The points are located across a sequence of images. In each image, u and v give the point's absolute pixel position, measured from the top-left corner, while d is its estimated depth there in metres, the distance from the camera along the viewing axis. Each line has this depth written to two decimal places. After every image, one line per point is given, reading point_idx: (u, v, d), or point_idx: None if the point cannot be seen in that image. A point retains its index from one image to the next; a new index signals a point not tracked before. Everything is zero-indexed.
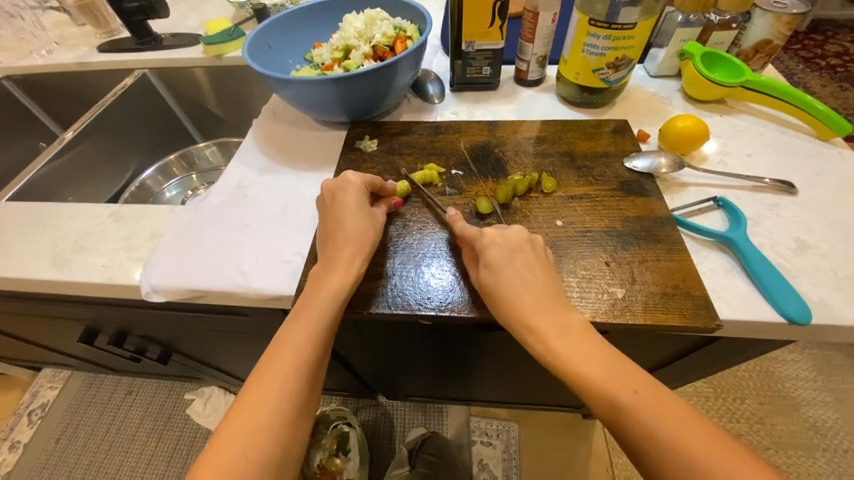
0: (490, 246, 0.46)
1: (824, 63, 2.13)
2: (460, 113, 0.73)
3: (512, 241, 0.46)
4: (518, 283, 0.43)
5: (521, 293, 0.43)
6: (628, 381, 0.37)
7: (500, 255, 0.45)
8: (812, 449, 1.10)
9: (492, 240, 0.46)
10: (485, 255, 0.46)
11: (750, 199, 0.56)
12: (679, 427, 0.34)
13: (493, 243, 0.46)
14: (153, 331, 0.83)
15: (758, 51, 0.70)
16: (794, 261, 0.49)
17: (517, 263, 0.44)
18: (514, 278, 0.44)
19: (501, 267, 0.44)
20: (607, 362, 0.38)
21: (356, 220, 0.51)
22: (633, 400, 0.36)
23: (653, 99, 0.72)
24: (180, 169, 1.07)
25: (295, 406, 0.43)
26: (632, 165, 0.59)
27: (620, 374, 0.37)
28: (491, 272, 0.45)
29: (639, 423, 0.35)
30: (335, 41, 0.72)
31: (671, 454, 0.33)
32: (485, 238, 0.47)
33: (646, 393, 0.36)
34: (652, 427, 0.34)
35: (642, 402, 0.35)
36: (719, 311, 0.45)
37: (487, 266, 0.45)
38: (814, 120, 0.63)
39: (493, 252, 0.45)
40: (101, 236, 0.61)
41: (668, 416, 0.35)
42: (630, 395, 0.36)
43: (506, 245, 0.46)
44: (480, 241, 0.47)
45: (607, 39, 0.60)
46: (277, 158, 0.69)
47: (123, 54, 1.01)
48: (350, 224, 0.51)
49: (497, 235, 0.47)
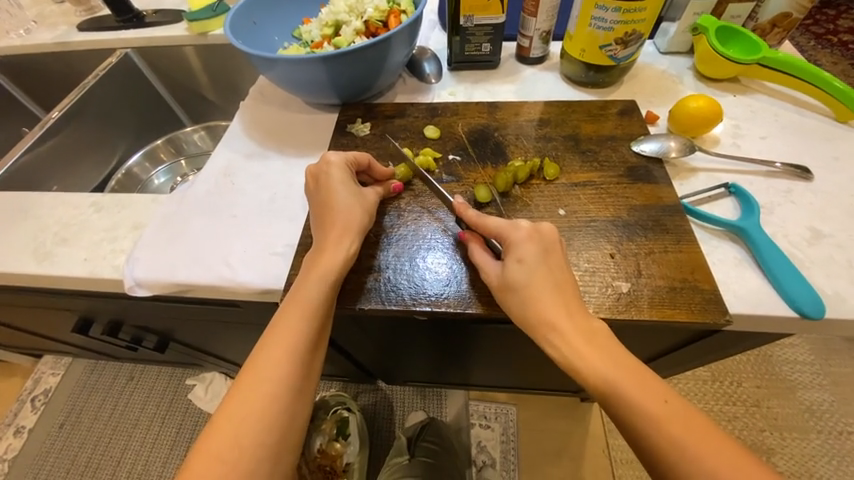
0: (524, 241, 0.43)
1: (837, 39, 2.05)
2: (458, 94, 0.69)
3: (546, 239, 0.43)
4: (549, 283, 0.41)
5: (549, 293, 0.40)
6: (653, 390, 0.36)
7: (534, 252, 0.42)
8: (807, 431, 1.11)
9: (530, 234, 0.43)
10: (518, 251, 0.42)
11: (764, 185, 0.53)
12: (702, 439, 0.33)
13: (530, 238, 0.43)
14: (147, 322, 0.81)
15: (776, 25, 0.65)
16: (809, 252, 0.46)
17: (551, 264, 0.41)
18: (545, 277, 0.41)
19: (533, 264, 0.41)
20: (631, 369, 0.37)
21: (344, 200, 0.49)
22: (662, 409, 0.35)
23: (663, 78, 0.67)
24: (168, 153, 1.04)
25: (290, 392, 0.42)
26: (640, 149, 0.56)
27: (647, 384, 0.36)
28: (523, 268, 0.41)
29: (666, 434, 0.34)
30: (324, 16, 0.67)
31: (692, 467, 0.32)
32: (522, 230, 0.43)
33: (672, 403, 0.35)
34: (674, 438, 0.33)
35: (671, 412, 0.34)
36: (727, 304, 0.43)
37: (518, 261, 0.42)
38: (833, 100, 0.59)
39: (529, 247, 0.42)
40: (83, 227, 0.59)
41: (693, 428, 0.34)
42: (657, 404, 0.35)
43: (540, 242, 0.42)
44: (514, 233, 0.43)
45: (616, 12, 0.55)
46: (264, 143, 0.66)
47: (103, 32, 0.96)
48: (338, 205, 0.48)
49: (534, 230, 0.43)
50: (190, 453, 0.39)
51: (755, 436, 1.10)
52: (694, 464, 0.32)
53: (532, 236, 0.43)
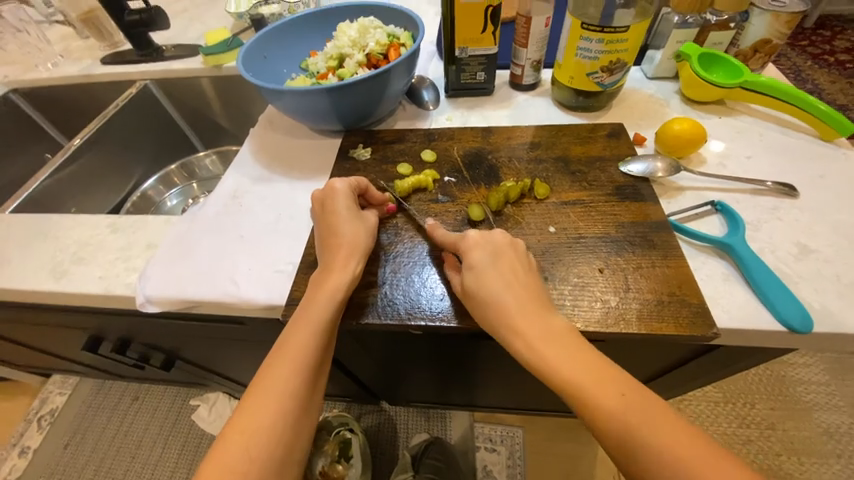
0: (473, 246, 0.46)
1: (833, 59, 2.10)
2: (454, 119, 0.73)
3: (496, 243, 0.46)
4: (499, 282, 0.43)
5: (502, 292, 0.42)
6: (613, 385, 0.36)
7: (483, 257, 0.44)
8: (826, 455, 1.07)
9: (478, 242, 0.46)
10: (469, 257, 0.45)
11: (750, 202, 0.54)
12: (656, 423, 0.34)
13: (477, 245, 0.46)
14: (156, 339, 0.83)
15: (758, 51, 0.68)
16: (795, 267, 0.48)
17: (500, 266, 0.44)
18: (494, 276, 0.43)
19: (482, 268, 0.44)
20: (589, 365, 0.38)
21: (348, 226, 0.51)
22: (619, 402, 0.35)
23: (650, 102, 0.71)
24: (181, 178, 1.09)
25: (298, 406, 0.43)
26: (628, 170, 0.57)
27: (606, 378, 0.37)
28: (473, 274, 0.44)
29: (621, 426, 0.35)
30: (329, 50, 0.72)
31: (649, 451, 0.33)
32: (470, 240, 0.47)
33: (628, 393, 0.36)
34: (630, 426, 0.34)
35: (627, 403, 0.35)
36: (715, 319, 0.44)
37: (469, 268, 0.45)
38: (816, 120, 0.61)
39: (475, 252, 0.45)
40: (99, 246, 0.62)
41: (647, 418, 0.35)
42: (614, 396, 0.36)
43: (490, 246, 0.45)
44: (463, 243, 0.47)
45: (601, 42, 0.59)
46: (271, 167, 0.70)
47: (126, 66, 1.03)
48: (341, 228, 0.51)
49: (482, 238, 0.46)
50: (200, 467, 0.40)
51: (770, 461, 1.07)
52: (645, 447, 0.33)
53: (480, 242, 0.46)
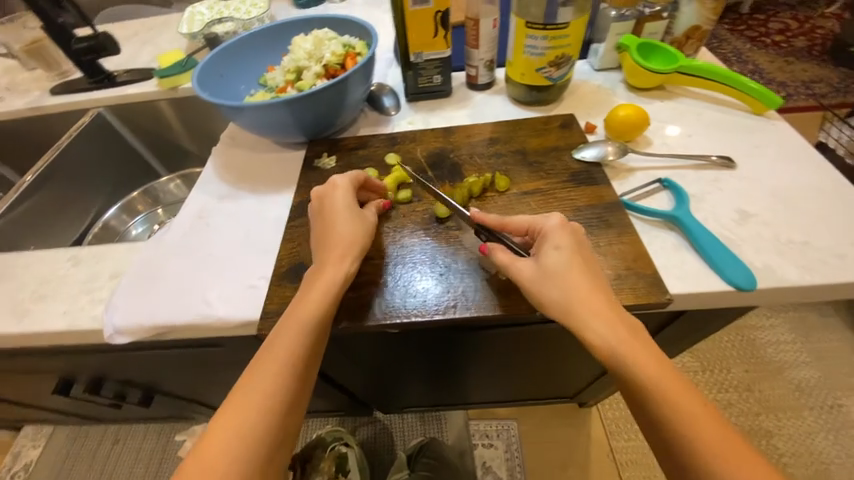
0: (555, 231, 0.46)
1: (769, 41, 2.26)
2: (416, 122, 0.75)
3: (571, 230, 0.47)
4: (577, 273, 0.44)
5: (583, 284, 0.43)
6: (679, 390, 0.39)
7: (565, 240, 0.45)
8: (800, 409, 1.14)
9: (560, 225, 0.47)
10: (554, 239, 0.46)
11: (694, 176, 0.58)
12: (712, 430, 0.37)
13: (561, 228, 0.47)
14: (132, 374, 0.81)
15: (690, 37, 0.74)
16: (738, 232, 0.51)
17: (576, 256, 0.45)
18: (577, 267, 0.44)
19: (568, 252, 0.45)
20: (660, 367, 0.40)
21: (345, 223, 0.51)
22: (680, 406, 0.38)
23: (598, 92, 0.75)
24: (145, 204, 1.07)
25: (282, 404, 0.43)
26: (581, 156, 0.60)
27: (672, 382, 0.39)
28: (559, 255, 0.44)
29: (681, 424, 0.38)
30: (286, 64, 0.73)
31: (707, 454, 0.36)
32: (553, 221, 0.47)
33: (695, 394, 0.39)
34: (696, 426, 0.38)
35: (687, 408, 0.38)
36: (668, 286, 0.47)
37: (554, 249, 0.45)
38: (748, 96, 0.67)
39: (563, 234, 0.46)
40: (62, 281, 0.60)
41: (702, 424, 0.38)
42: (679, 399, 0.39)
43: (571, 233, 0.47)
44: (547, 222, 0.47)
45: (545, 39, 0.63)
46: (236, 184, 0.69)
47: (78, 94, 1.01)
48: (339, 227, 0.51)
49: (564, 222, 0.47)
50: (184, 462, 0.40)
51: (751, 421, 1.13)
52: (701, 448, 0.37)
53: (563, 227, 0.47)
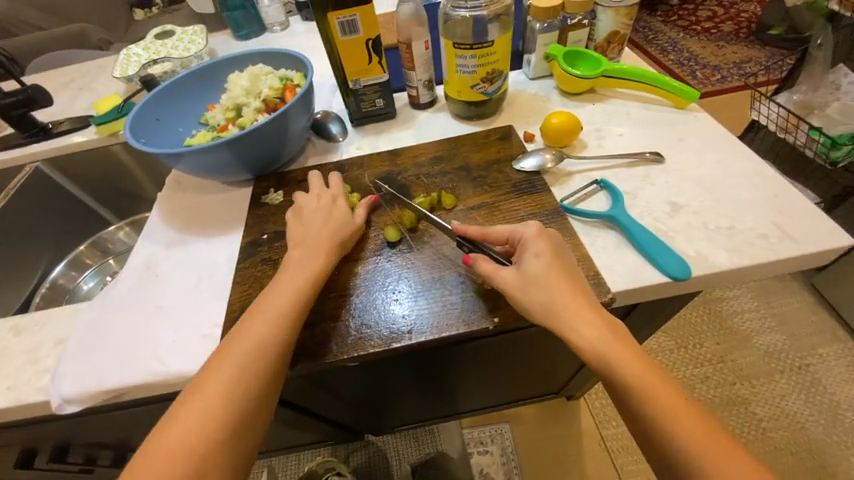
0: (532, 239, 0.48)
1: (700, 29, 2.41)
2: (363, 146, 0.75)
3: (550, 237, 0.48)
4: (558, 278, 0.45)
5: (563, 288, 0.45)
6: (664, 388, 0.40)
7: (545, 247, 0.47)
8: (771, 373, 1.20)
9: (538, 233, 0.48)
10: (534, 247, 0.47)
11: (628, 174, 0.61)
12: (692, 426, 0.38)
13: (538, 236, 0.48)
14: (96, 437, 0.77)
15: (610, 42, 0.78)
16: (672, 224, 0.54)
17: (555, 261, 0.46)
18: (556, 272, 0.46)
19: (547, 259, 0.46)
20: (645, 368, 0.41)
21: (316, 224, 0.55)
22: (663, 404, 0.39)
23: (534, 100, 0.78)
24: (93, 257, 1.04)
25: (237, 392, 0.43)
26: (521, 167, 0.63)
27: (655, 381, 0.40)
28: (538, 262, 0.46)
29: (665, 423, 0.38)
30: (224, 102, 0.73)
31: (689, 452, 0.37)
32: (531, 230, 0.49)
33: (678, 393, 0.40)
34: (679, 424, 0.38)
35: (670, 406, 0.39)
36: (610, 284, 0.49)
37: (534, 255, 0.46)
38: (669, 92, 0.71)
39: (542, 242, 0.47)
40: (1, 354, 0.57)
41: (686, 423, 0.38)
42: (662, 397, 0.39)
43: (549, 239, 0.48)
44: (526, 231, 0.48)
45: (474, 58, 0.65)
46: (184, 229, 0.67)
47: (10, 149, 0.95)
48: (310, 230, 0.55)
49: (542, 230, 0.49)
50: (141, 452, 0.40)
51: (728, 391, 1.18)
52: (686, 447, 0.37)
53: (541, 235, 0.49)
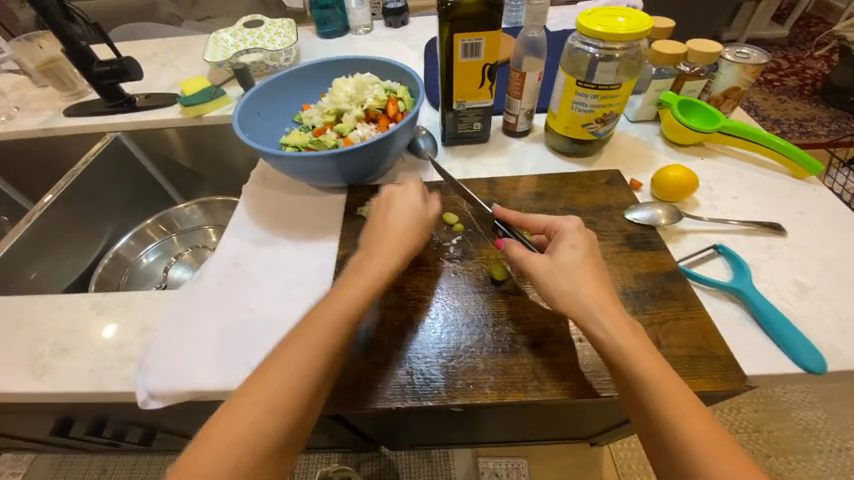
0: (571, 232, 0.49)
1: (762, 79, 2.35)
2: (455, 169, 0.74)
3: (587, 235, 0.49)
4: (595, 283, 0.44)
5: (596, 290, 0.44)
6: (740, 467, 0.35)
7: (580, 241, 0.48)
8: (809, 451, 1.13)
9: (576, 229, 0.49)
10: (569, 239, 0.48)
11: (746, 243, 0.58)
12: None
13: (576, 231, 0.49)
14: (136, 416, 0.76)
15: (728, 97, 0.75)
16: (799, 307, 0.51)
17: (591, 265, 0.46)
18: (589, 274, 0.45)
19: (580, 255, 0.46)
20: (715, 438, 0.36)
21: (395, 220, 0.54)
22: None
23: (637, 145, 0.75)
24: (157, 232, 1.02)
25: (287, 398, 0.40)
26: (633, 218, 0.60)
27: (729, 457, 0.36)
28: (572, 254, 0.46)
29: None
30: (325, 105, 0.72)
31: None
32: (571, 224, 0.50)
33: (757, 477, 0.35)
34: None
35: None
36: (742, 368, 0.46)
37: (569, 247, 0.47)
38: (788, 160, 0.68)
39: (578, 236, 0.48)
40: (86, 333, 0.56)
41: None
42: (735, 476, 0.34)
43: (588, 237, 0.49)
44: (566, 224, 0.50)
45: (595, 98, 0.63)
46: (272, 229, 0.67)
47: (90, 117, 0.97)
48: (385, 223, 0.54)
49: (581, 227, 0.49)
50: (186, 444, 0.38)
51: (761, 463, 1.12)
52: None
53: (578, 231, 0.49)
